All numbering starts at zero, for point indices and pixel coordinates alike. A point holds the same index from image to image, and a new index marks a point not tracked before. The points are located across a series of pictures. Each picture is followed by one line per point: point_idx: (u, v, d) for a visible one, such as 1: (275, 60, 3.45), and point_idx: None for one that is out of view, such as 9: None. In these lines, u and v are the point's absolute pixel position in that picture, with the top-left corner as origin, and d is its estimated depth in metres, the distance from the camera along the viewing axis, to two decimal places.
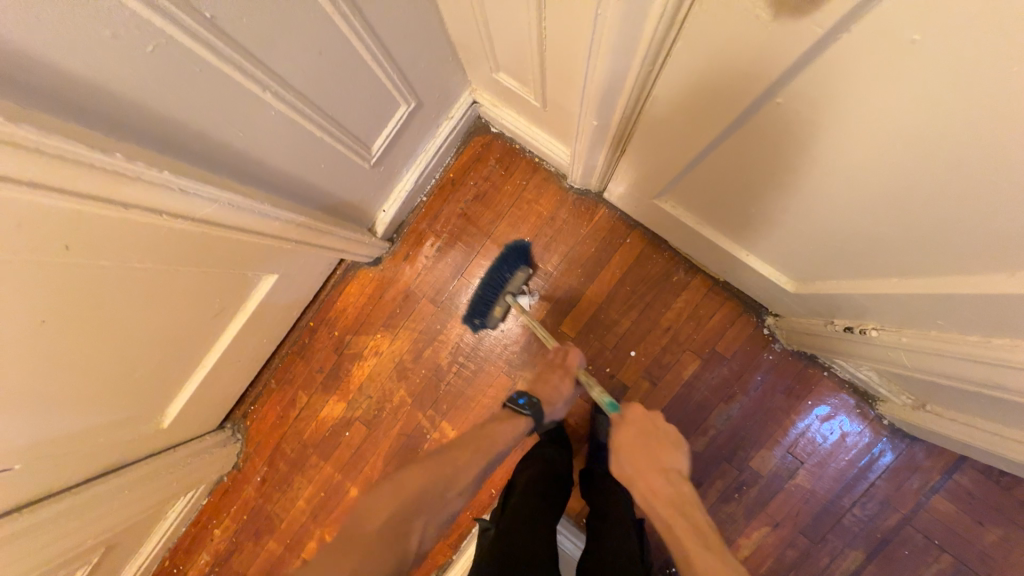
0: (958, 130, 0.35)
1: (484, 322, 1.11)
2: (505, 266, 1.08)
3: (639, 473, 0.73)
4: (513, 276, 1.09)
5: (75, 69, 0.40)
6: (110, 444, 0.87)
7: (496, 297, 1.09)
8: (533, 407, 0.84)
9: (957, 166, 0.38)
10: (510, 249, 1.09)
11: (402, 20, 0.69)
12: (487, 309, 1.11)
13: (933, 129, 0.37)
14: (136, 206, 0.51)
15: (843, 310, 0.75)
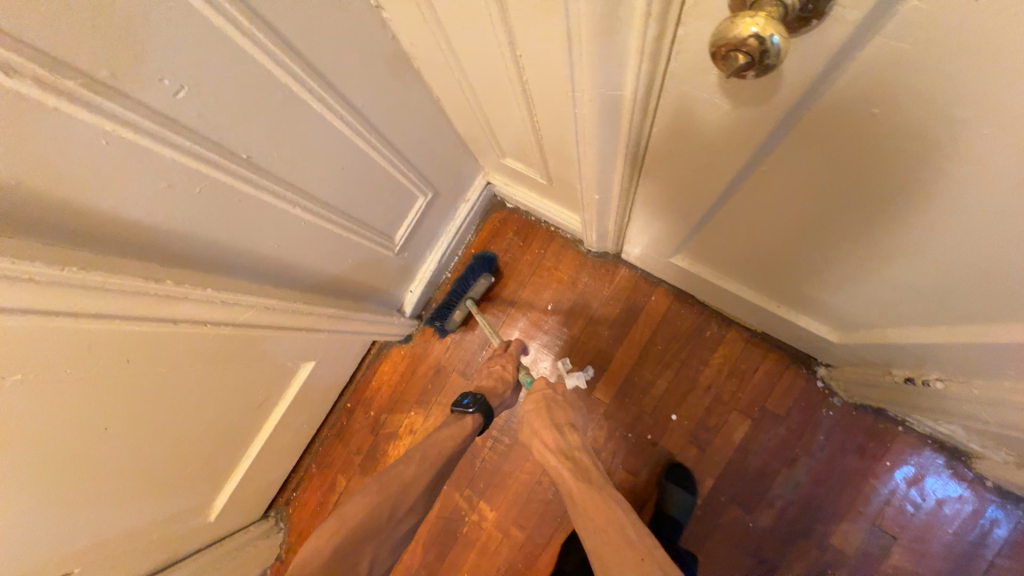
0: (965, 180, 0.34)
1: (445, 326, 1.16)
2: (469, 274, 1.13)
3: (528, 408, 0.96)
4: (475, 283, 1.14)
5: (138, 215, 0.47)
6: (161, 541, 0.90)
7: (457, 302, 1.14)
8: (477, 403, 0.92)
9: (975, 213, 0.36)
10: (477, 260, 1.14)
11: (414, 130, 0.77)
12: (448, 313, 1.15)
13: (937, 180, 0.35)
14: (185, 320, 0.57)
15: (899, 361, 0.68)
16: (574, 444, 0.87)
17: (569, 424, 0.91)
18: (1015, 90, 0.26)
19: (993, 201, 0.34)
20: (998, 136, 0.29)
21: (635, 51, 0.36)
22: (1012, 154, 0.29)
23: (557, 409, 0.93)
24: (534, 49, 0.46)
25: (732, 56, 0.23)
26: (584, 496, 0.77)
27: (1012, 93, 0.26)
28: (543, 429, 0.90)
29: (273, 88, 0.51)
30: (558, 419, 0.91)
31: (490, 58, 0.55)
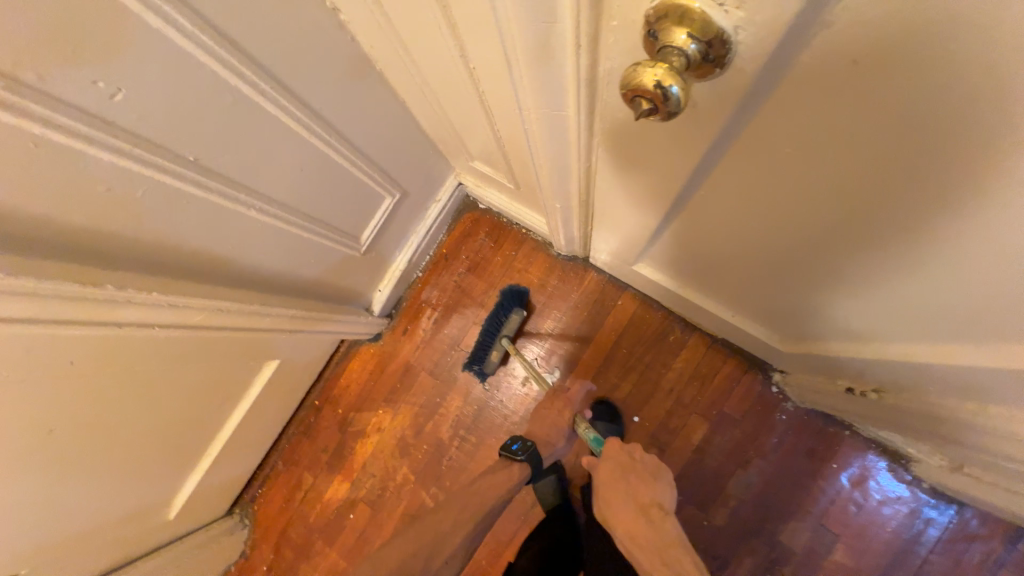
0: (865, 220, 0.36)
1: (483, 368, 1.12)
2: (500, 311, 1.10)
3: (605, 484, 0.81)
4: (507, 319, 1.10)
5: (74, 219, 0.46)
6: (116, 541, 0.88)
7: (492, 341, 1.10)
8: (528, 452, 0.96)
9: (879, 245, 0.38)
10: (505, 295, 1.09)
11: (377, 131, 0.76)
12: (485, 354, 1.12)
13: (843, 219, 0.37)
14: (132, 324, 0.56)
15: (841, 372, 0.72)
16: (666, 531, 0.73)
17: (657, 506, 0.76)
18: (900, 141, 0.27)
19: (891, 234, 0.36)
20: (888, 181, 0.31)
21: (571, 76, 0.36)
22: (902, 198, 0.31)
23: (637, 483, 0.80)
24: (483, 63, 0.46)
25: (636, 100, 0.24)
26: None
27: (900, 145, 0.27)
28: (628, 515, 0.77)
29: (221, 90, 0.50)
30: (642, 500, 0.77)
31: (445, 65, 0.55)
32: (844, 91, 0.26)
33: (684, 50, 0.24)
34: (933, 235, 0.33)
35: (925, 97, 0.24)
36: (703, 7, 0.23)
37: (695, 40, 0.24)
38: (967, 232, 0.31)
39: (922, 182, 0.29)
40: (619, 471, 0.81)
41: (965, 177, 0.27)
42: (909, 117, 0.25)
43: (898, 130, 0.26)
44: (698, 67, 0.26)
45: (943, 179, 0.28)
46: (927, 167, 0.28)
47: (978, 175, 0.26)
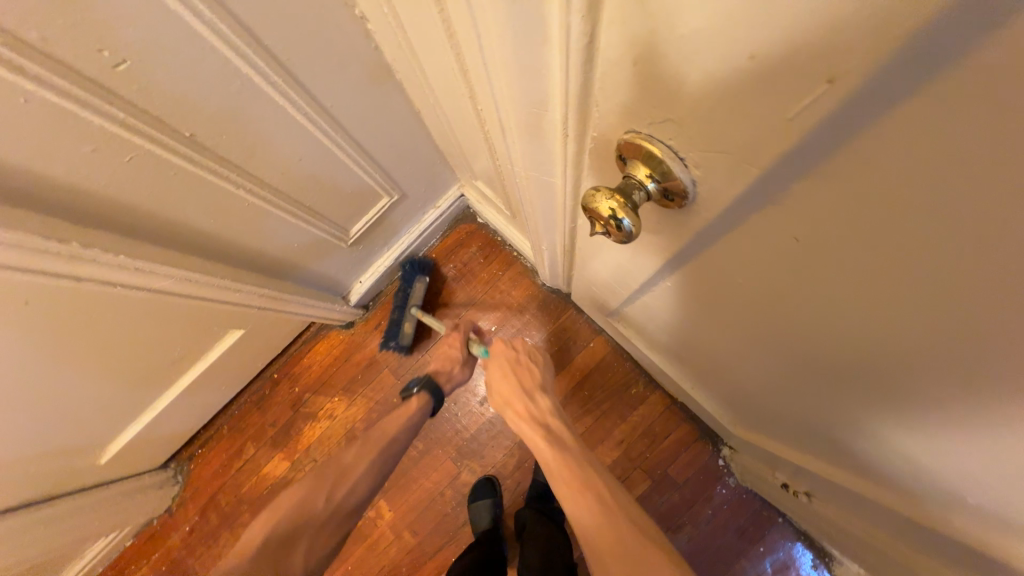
0: (813, 351, 0.37)
1: (399, 342, 1.12)
2: (404, 283, 1.13)
3: (497, 386, 0.82)
4: (412, 289, 1.12)
5: (54, 173, 0.46)
6: (39, 476, 0.86)
7: (403, 314, 1.12)
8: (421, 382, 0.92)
9: (823, 373, 0.40)
10: (405, 266, 1.14)
11: (385, 136, 0.77)
12: (400, 329, 1.13)
13: (792, 341, 0.39)
14: (93, 280, 0.55)
15: (782, 467, 0.73)
16: (543, 411, 0.75)
17: (540, 390, 0.78)
18: (846, 301, 0.28)
19: (837, 371, 0.37)
20: (835, 328, 0.32)
21: (558, 157, 0.37)
22: (844, 346, 0.33)
23: (523, 371, 0.81)
24: (487, 114, 0.47)
25: (593, 222, 0.25)
26: (580, 513, 0.58)
27: (849, 306, 0.28)
28: (510, 397, 0.78)
29: (230, 76, 0.50)
30: (526, 384, 0.79)
31: (458, 98, 0.55)
32: (806, 249, 0.27)
33: (645, 185, 0.28)
34: (870, 382, 0.35)
35: (873, 278, 0.25)
36: (664, 156, 0.26)
37: (654, 179, 0.28)
38: (906, 387, 0.32)
39: (862, 339, 0.31)
40: (507, 365, 0.82)
41: (900, 346, 0.28)
42: (859, 287, 0.26)
43: (849, 295, 0.27)
44: (661, 198, 0.29)
45: (882, 342, 0.29)
46: (871, 329, 0.29)
47: (917, 350, 0.27)
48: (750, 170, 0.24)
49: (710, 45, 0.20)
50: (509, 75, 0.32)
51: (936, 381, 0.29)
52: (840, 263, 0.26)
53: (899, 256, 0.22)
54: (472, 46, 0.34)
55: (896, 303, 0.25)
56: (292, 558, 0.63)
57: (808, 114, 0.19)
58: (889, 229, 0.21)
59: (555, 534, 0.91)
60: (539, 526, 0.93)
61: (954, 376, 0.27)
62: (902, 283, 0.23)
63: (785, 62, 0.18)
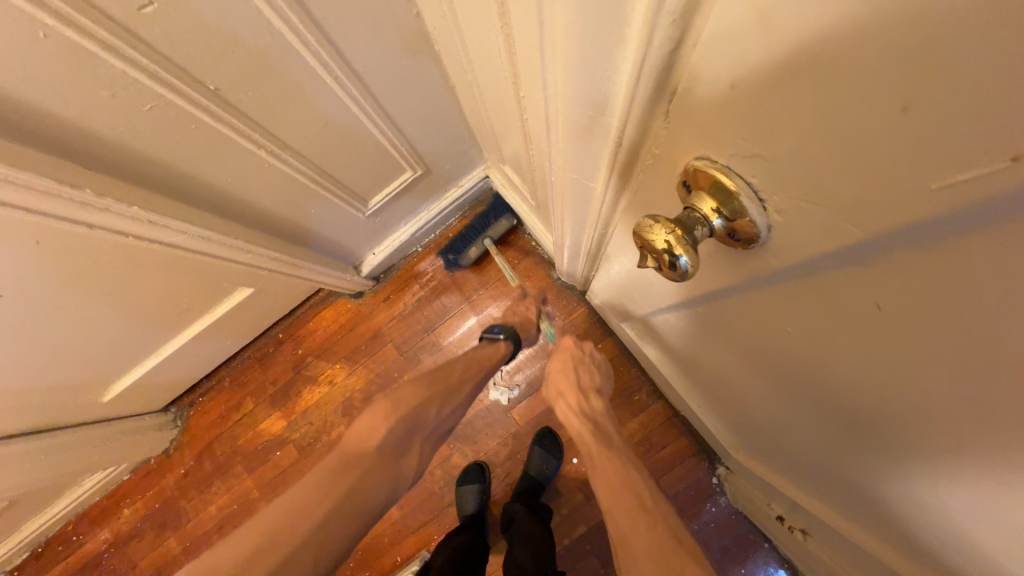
0: (840, 408, 0.35)
1: (457, 260, 1.14)
2: (490, 213, 1.12)
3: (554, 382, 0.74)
4: (495, 222, 1.12)
5: (69, 116, 0.44)
6: (42, 407, 0.88)
7: (474, 238, 1.12)
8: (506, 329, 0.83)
9: (843, 431, 0.37)
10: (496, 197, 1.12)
11: (415, 110, 0.73)
12: (464, 249, 1.13)
13: (819, 392, 0.36)
14: (104, 228, 0.54)
15: (780, 502, 0.71)
16: (597, 413, 0.68)
17: (596, 392, 0.71)
18: (903, 378, 0.25)
19: (860, 431, 0.35)
20: (879, 398, 0.29)
21: (605, 167, 0.34)
22: (881, 415, 0.30)
23: (586, 369, 0.75)
24: (531, 103, 0.44)
25: (644, 253, 0.23)
26: (613, 496, 0.56)
27: (907, 384, 0.25)
28: (564, 392, 0.71)
29: (260, 29, 0.46)
30: (584, 384, 0.72)
31: (499, 79, 0.52)
32: (881, 319, 0.23)
33: (709, 221, 0.24)
34: (894, 452, 0.33)
35: (946, 366, 0.22)
36: (741, 190, 0.23)
37: (721, 215, 0.24)
38: (937, 472, 0.29)
39: (899, 414, 0.28)
40: (568, 359, 0.76)
41: (942, 431, 0.26)
42: (929, 371, 0.23)
43: (910, 373, 0.24)
44: (724, 238, 0.26)
45: (918, 418, 0.27)
46: (921, 410, 0.26)
47: (968, 446, 0.25)
48: (832, 222, 0.21)
49: (852, 81, 0.16)
50: (566, 72, 0.28)
51: (973, 482, 0.26)
52: (907, 341, 0.23)
53: (990, 359, 0.19)
54: (529, 31, 0.31)
55: (962, 396, 0.22)
56: (406, 460, 0.61)
57: (942, 188, 0.16)
58: (989, 328, 0.18)
59: (542, 530, 0.92)
60: (528, 521, 0.93)
61: (996, 483, 0.24)
62: (983, 384, 0.20)
63: (945, 128, 0.14)
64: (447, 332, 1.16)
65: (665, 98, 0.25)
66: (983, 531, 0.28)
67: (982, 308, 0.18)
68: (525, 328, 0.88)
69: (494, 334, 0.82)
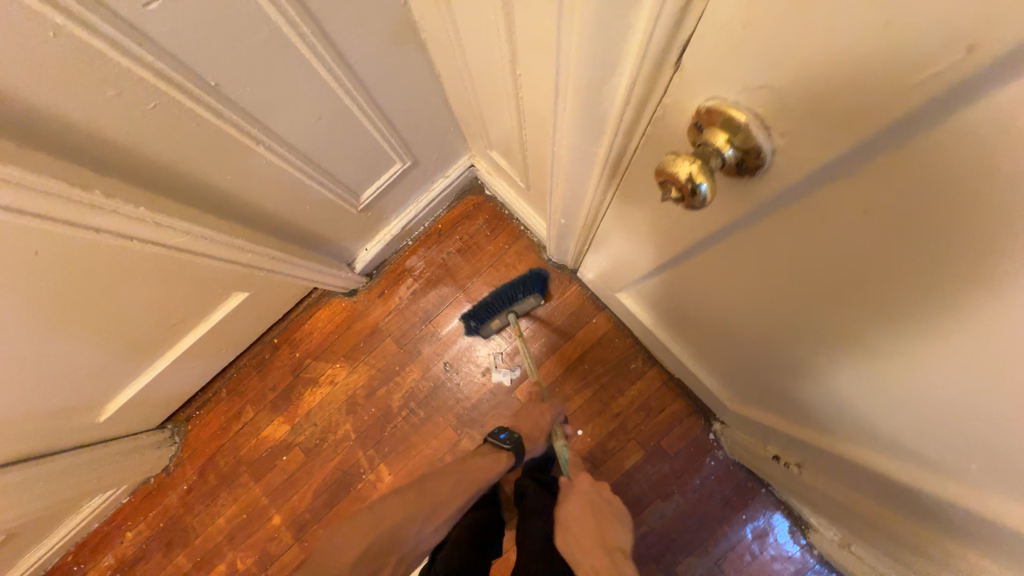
0: (822, 326, 0.40)
1: (478, 327, 1.11)
2: (520, 287, 1.09)
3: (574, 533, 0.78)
4: (524, 299, 1.09)
5: (75, 116, 0.44)
6: (39, 431, 0.86)
7: (500, 310, 1.10)
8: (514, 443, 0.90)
9: (827, 348, 0.43)
10: (529, 274, 1.10)
11: (404, 99, 0.75)
12: (487, 317, 1.11)
13: (802, 312, 0.41)
14: (109, 231, 0.54)
15: (774, 440, 0.77)
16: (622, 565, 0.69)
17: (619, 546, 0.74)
18: (887, 279, 0.30)
19: (840, 344, 0.40)
20: (866, 304, 0.33)
21: (611, 126, 0.40)
22: (861, 320, 0.35)
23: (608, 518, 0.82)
24: (533, 74, 0.47)
25: (667, 186, 0.26)
26: None
27: (890, 281, 0.30)
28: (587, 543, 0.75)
29: (257, 24, 0.47)
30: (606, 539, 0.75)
31: (494, 58, 0.55)
32: (870, 222, 0.28)
33: (722, 151, 0.28)
34: (871, 356, 0.38)
35: (919, 250, 0.26)
36: (749, 121, 0.27)
37: (732, 146, 0.28)
38: (910, 368, 0.35)
39: (877, 315, 0.33)
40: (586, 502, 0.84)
41: (913, 321, 0.31)
42: (907, 263, 0.28)
43: (893, 270, 0.29)
44: (733, 168, 0.30)
45: (892, 313, 0.32)
46: (900, 308, 0.31)
47: (939, 331, 0.29)
48: (825, 138, 0.25)
49: (841, 5, 0.20)
50: (582, 37, 0.32)
51: (944, 365, 0.31)
52: (887, 232, 0.27)
53: (958, 229, 0.23)
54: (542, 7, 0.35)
55: (935, 280, 0.27)
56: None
57: (927, 83, 0.19)
58: (958, 203, 0.22)
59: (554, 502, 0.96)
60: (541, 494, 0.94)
61: (962, 360, 0.29)
62: (951, 257, 0.25)
63: (914, 35, 0.19)
64: (445, 321, 1.18)
65: (677, 44, 0.30)
66: (952, 408, 0.33)
67: (954, 185, 0.22)
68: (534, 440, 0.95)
69: (500, 440, 0.90)
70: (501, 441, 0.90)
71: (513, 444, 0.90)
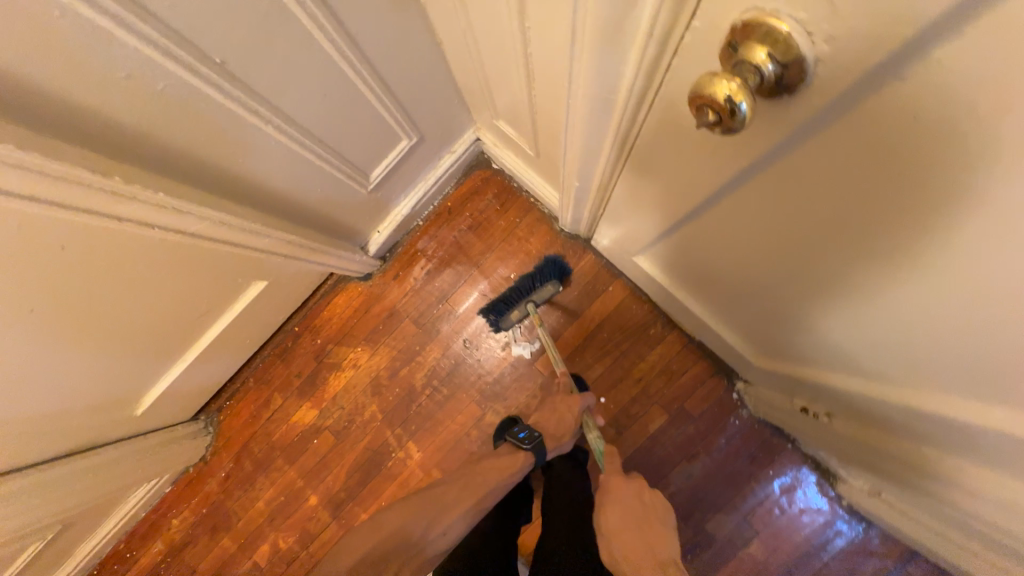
0: (860, 254, 0.40)
1: (499, 321, 1.10)
2: (537, 278, 1.07)
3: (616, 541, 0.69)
4: (541, 288, 1.07)
5: (90, 103, 0.44)
6: (83, 425, 0.89)
7: (518, 302, 1.08)
8: (534, 441, 0.87)
9: (865, 279, 0.42)
10: (547, 264, 1.08)
11: (408, 70, 0.74)
12: (506, 310, 1.10)
13: (838, 242, 0.41)
14: (131, 220, 0.55)
15: (801, 391, 0.76)
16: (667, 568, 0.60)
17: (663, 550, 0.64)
18: (936, 188, 0.29)
19: (878, 272, 0.40)
20: (910, 222, 0.33)
21: (632, 64, 0.41)
22: (903, 241, 0.35)
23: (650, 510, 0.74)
24: (546, 22, 0.46)
25: (704, 110, 0.25)
26: None
27: (936, 192, 0.29)
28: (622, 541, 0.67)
29: None
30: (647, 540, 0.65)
31: (499, 11, 0.53)
32: (916, 128, 0.27)
33: (763, 68, 0.27)
34: (909, 281, 0.37)
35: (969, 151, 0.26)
36: (790, 30, 0.26)
37: (774, 60, 0.27)
38: (955, 288, 0.34)
39: (921, 233, 0.33)
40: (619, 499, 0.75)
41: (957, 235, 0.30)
42: (959, 167, 0.27)
43: (943, 177, 0.28)
44: (772, 88, 0.29)
45: (938, 228, 0.31)
46: (949, 221, 0.30)
47: (986, 244, 0.29)
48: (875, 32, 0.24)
49: None
50: None
51: (990, 281, 0.31)
52: (934, 136, 0.26)
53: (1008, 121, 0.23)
54: None
55: (987, 184, 0.26)
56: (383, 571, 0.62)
57: None
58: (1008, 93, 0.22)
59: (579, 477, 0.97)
60: (567, 471, 0.98)
61: (1009, 273, 0.29)
62: (1000, 156, 0.24)
63: None
64: (462, 300, 1.18)
65: None
66: (993, 327, 0.33)
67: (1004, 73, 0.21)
68: (557, 438, 0.91)
69: (519, 441, 0.87)
70: (520, 441, 0.87)
71: (531, 444, 0.87)
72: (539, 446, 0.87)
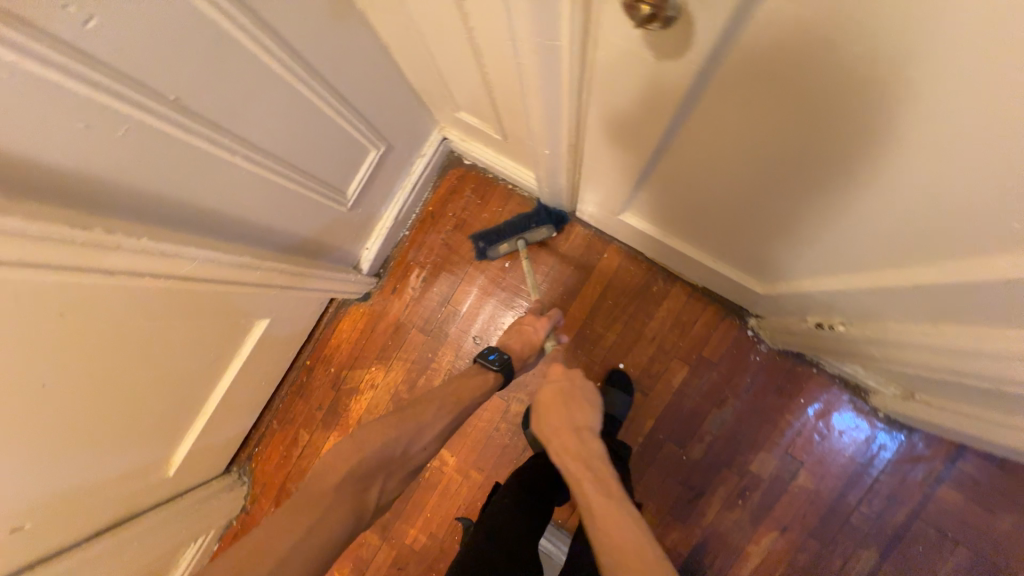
0: (837, 140, 0.40)
1: (487, 249, 1.13)
2: (533, 218, 1.10)
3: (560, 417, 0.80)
4: (535, 229, 1.10)
5: (54, 158, 0.45)
6: (120, 494, 0.89)
7: (509, 235, 1.11)
8: (502, 361, 0.87)
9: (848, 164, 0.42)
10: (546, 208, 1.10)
11: (361, 79, 0.75)
12: (497, 241, 1.12)
13: (814, 135, 0.41)
14: (124, 271, 0.57)
15: (812, 308, 0.76)
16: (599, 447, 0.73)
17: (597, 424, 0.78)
18: (896, 42, 0.29)
19: (859, 153, 0.40)
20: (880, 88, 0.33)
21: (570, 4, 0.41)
22: (878, 109, 0.35)
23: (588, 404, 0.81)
24: None
25: (641, 6, 0.34)
26: None
27: (894, 47, 0.30)
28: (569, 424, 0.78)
29: (201, 26, 0.48)
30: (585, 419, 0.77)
31: None
32: None
33: None
34: (893, 151, 0.37)
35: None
36: None
37: None
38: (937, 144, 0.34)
39: (896, 94, 0.33)
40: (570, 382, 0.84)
41: (926, 86, 0.31)
42: (915, 10, 0.27)
43: (902, 27, 0.28)
44: None
45: (906, 84, 0.32)
46: (921, 74, 0.30)
47: (954, 88, 0.29)
48: None
49: None
50: None
51: (965, 120, 0.31)
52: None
53: None
54: None
55: (944, 22, 0.26)
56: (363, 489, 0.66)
57: None
58: None
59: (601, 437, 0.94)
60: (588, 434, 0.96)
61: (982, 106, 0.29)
62: None
63: None
64: (463, 296, 1.19)
65: None
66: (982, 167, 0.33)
67: None
68: (524, 355, 0.92)
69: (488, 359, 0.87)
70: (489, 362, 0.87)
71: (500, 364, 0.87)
72: (506, 365, 0.87)
